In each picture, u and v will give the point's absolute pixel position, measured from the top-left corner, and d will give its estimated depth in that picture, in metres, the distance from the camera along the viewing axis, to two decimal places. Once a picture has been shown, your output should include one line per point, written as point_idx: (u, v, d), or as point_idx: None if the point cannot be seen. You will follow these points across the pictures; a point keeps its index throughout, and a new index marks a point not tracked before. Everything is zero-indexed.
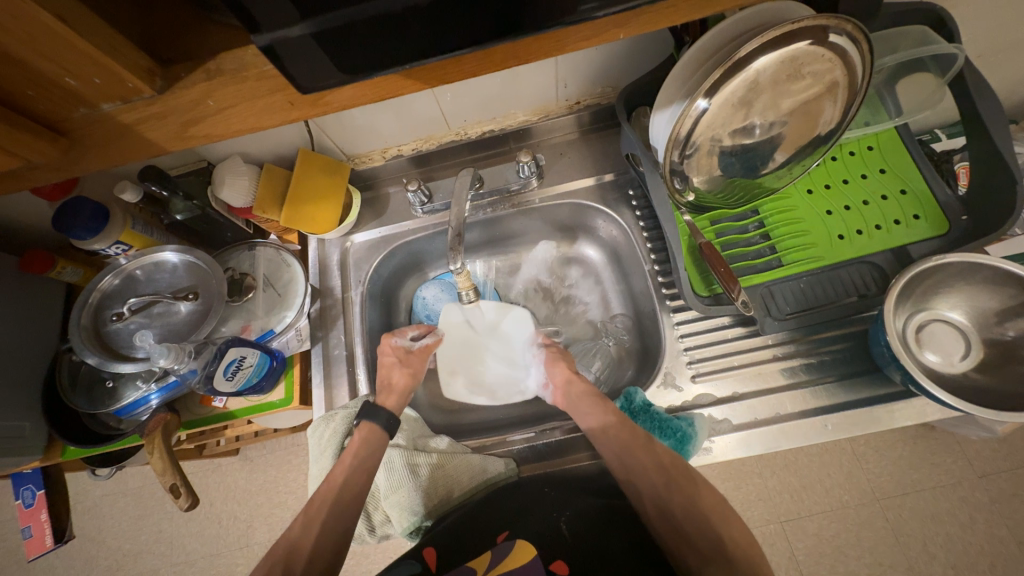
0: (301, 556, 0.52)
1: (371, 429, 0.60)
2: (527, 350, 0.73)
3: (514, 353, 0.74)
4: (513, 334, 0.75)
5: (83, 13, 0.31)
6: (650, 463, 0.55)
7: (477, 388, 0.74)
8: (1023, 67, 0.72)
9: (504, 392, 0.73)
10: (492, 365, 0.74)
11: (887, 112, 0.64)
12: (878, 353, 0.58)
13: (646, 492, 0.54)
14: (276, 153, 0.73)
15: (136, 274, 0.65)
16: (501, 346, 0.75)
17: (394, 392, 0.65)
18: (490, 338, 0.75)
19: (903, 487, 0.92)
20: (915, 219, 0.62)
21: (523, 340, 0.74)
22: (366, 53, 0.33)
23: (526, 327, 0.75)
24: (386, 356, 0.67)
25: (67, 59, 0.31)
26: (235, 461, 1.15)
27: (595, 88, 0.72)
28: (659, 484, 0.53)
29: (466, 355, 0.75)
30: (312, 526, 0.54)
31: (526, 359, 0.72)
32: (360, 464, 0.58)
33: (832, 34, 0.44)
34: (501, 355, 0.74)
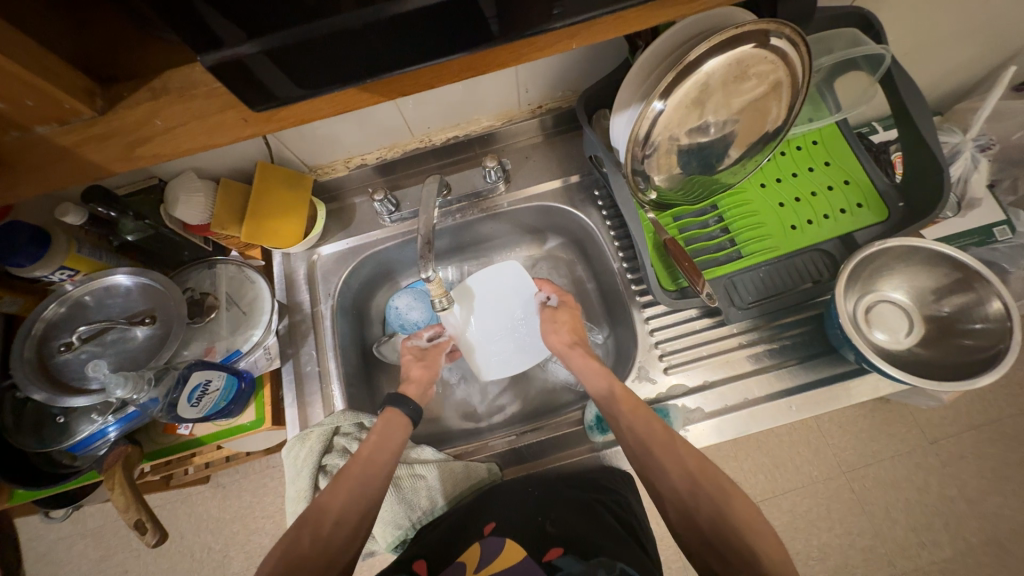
0: (323, 529, 0.51)
1: (398, 413, 0.62)
2: (533, 309, 0.74)
3: (519, 316, 0.75)
4: (511, 294, 0.75)
5: (6, 31, 0.29)
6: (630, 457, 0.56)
7: (491, 361, 0.74)
8: (944, 64, 0.79)
9: (519, 355, 0.74)
10: (500, 334, 0.75)
11: (828, 108, 0.69)
12: (833, 335, 0.61)
13: None
14: (233, 168, 0.70)
15: (84, 300, 0.61)
16: (503, 308, 0.75)
17: (414, 383, 0.68)
18: (489, 306, 0.75)
19: (865, 458, 0.98)
20: (858, 208, 0.66)
21: (525, 297, 0.75)
22: (323, 69, 0.32)
23: (519, 284, 0.75)
24: (404, 356, 0.72)
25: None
26: (205, 490, 1.09)
27: (556, 92, 0.74)
28: (666, 471, 0.52)
29: (473, 333, 0.75)
30: (339, 495, 0.53)
31: (533, 315, 0.74)
32: (379, 449, 0.58)
33: (773, 38, 0.47)
34: (506, 321, 0.75)
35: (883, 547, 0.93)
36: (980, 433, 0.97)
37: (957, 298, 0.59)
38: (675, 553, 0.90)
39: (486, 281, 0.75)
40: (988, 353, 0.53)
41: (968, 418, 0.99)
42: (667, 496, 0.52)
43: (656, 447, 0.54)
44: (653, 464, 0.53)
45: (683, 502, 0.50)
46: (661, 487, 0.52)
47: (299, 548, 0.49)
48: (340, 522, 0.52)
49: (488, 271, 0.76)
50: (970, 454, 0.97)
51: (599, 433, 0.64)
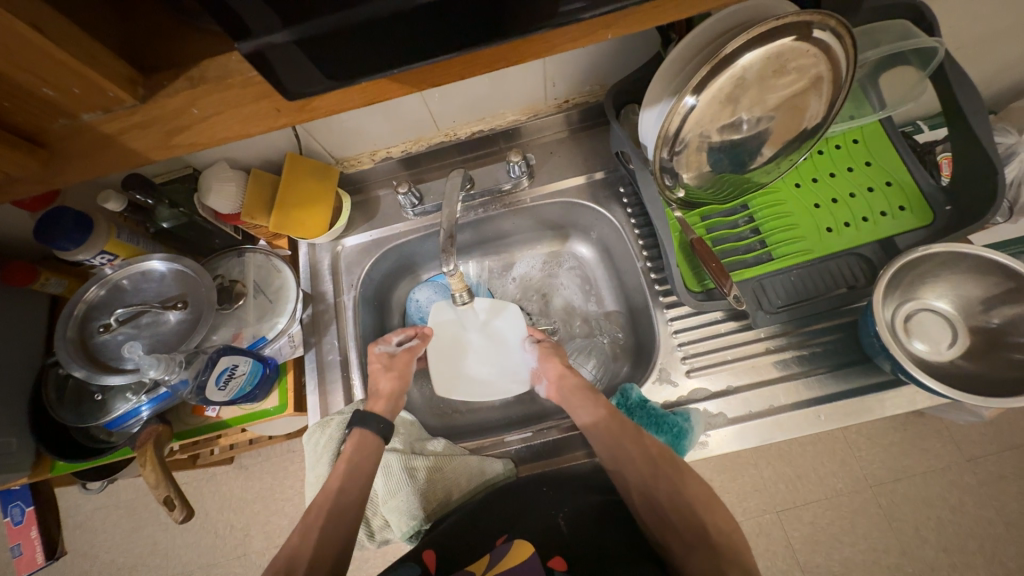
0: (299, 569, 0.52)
1: (368, 433, 0.61)
2: (521, 346, 0.74)
3: (508, 350, 0.74)
4: (504, 331, 0.75)
5: (56, 20, 0.30)
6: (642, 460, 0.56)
7: (472, 388, 0.73)
8: (1000, 59, 0.74)
9: (501, 388, 0.73)
10: (484, 364, 0.74)
11: (871, 106, 0.65)
12: (867, 343, 0.59)
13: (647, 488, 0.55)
14: (263, 158, 0.72)
15: (123, 284, 0.64)
16: (493, 343, 0.75)
17: (382, 397, 0.66)
18: (480, 338, 0.75)
19: (895, 473, 0.94)
20: (900, 211, 0.63)
21: (516, 337, 0.74)
22: (353, 60, 0.33)
23: (512, 323, 0.75)
24: (372, 364, 0.69)
25: (46, 69, 0.30)
26: (229, 470, 1.13)
27: (583, 86, 0.72)
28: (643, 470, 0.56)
29: (452, 356, 0.75)
30: (312, 532, 0.54)
31: (522, 357, 0.73)
32: (355, 470, 0.59)
33: (816, 30, 0.45)
34: (495, 352, 0.75)
35: (911, 566, 0.89)
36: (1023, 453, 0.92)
37: (1008, 309, 0.55)
38: None
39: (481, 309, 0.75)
40: None
41: (1010, 437, 0.93)
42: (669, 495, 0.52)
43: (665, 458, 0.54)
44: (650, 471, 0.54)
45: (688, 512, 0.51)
46: (640, 486, 0.55)
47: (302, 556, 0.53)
48: (328, 537, 0.54)
49: (484, 300, 0.76)
50: (1010, 475, 0.91)
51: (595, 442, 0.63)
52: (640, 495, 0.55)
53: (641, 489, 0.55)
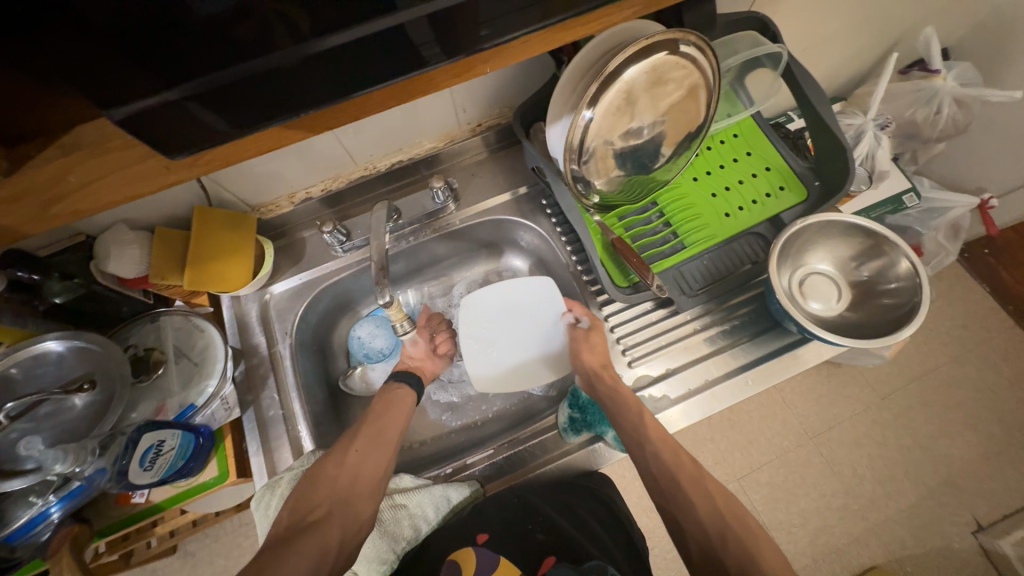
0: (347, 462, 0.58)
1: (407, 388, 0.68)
2: (560, 327, 0.71)
3: (544, 332, 0.72)
4: (537, 309, 0.72)
5: None
6: (670, 476, 0.54)
7: (505, 373, 0.71)
8: (837, 56, 0.88)
9: (538, 371, 0.71)
10: (521, 347, 0.72)
11: (742, 103, 0.74)
12: (774, 309, 0.66)
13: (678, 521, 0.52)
14: (169, 215, 0.68)
15: (10, 373, 0.56)
16: (526, 321, 0.73)
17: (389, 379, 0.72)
18: (513, 317, 0.73)
19: (827, 422, 1.05)
20: (781, 190, 0.72)
21: (552, 316, 0.71)
22: (253, 110, 0.32)
23: (548, 300, 0.72)
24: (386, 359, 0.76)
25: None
26: (173, 561, 1.01)
27: (493, 109, 0.76)
28: (705, 510, 0.52)
29: (487, 345, 0.72)
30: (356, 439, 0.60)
31: (559, 339, 0.71)
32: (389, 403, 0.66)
33: (682, 45, 0.51)
34: (533, 337, 0.72)
35: (855, 503, 0.99)
36: (921, 383, 1.07)
37: (873, 263, 0.65)
38: (667, 544, 0.91)
39: (512, 293, 0.73)
40: (906, 308, 0.59)
41: (910, 371, 1.08)
42: (688, 520, 0.51)
43: (684, 475, 0.54)
44: (691, 500, 0.53)
45: (710, 540, 0.50)
46: (686, 519, 0.52)
47: (327, 474, 0.57)
48: (368, 444, 0.60)
49: (518, 282, 0.74)
50: (916, 404, 1.05)
51: (572, 434, 0.64)
52: (689, 525, 0.51)
53: (688, 517, 0.52)
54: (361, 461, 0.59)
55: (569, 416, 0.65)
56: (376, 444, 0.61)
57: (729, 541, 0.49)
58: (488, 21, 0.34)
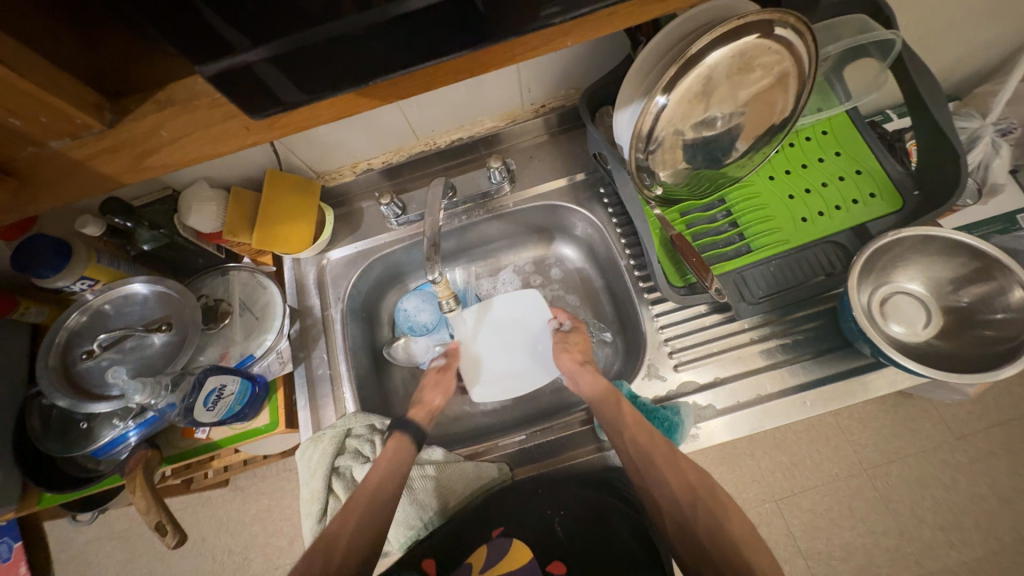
0: (336, 553, 0.52)
1: (406, 439, 0.61)
2: (546, 333, 0.74)
3: (531, 339, 0.75)
4: (524, 318, 0.76)
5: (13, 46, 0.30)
6: (672, 468, 0.53)
7: (506, 384, 0.73)
8: (960, 48, 0.77)
9: (528, 376, 0.73)
10: (511, 357, 0.75)
11: (836, 97, 0.67)
12: (847, 328, 0.60)
13: (664, 506, 0.52)
14: (244, 176, 0.72)
15: (104, 309, 0.63)
16: (514, 331, 0.75)
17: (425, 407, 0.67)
18: (502, 328, 0.76)
19: (888, 455, 0.96)
20: (871, 197, 0.65)
21: (537, 323, 0.75)
22: (328, 75, 0.33)
23: (534, 310, 0.76)
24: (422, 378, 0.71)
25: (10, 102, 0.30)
26: (225, 493, 1.12)
27: (558, 90, 0.74)
28: (679, 494, 0.52)
29: (479, 357, 0.75)
30: (349, 520, 0.54)
31: (545, 344, 0.74)
32: (390, 469, 0.58)
33: (777, 28, 0.46)
34: (520, 345, 0.75)
35: (909, 546, 0.91)
36: (1008, 428, 0.95)
37: (976, 288, 0.57)
38: None
39: (501, 305, 0.76)
40: (1010, 344, 0.51)
41: (996, 413, 0.96)
42: (666, 507, 0.52)
43: (661, 461, 0.54)
44: (667, 486, 0.52)
45: (684, 516, 0.51)
46: (663, 500, 0.52)
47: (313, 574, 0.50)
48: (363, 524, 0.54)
49: (506, 296, 0.77)
50: (999, 450, 0.94)
51: (608, 433, 0.62)
52: (666, 510, 0.52)
53: (665, 497, 0.52)
54: (353, 547, 0.53)
55: None
56: (370, 522, 0.54)
57: (698, 514, 0.50)
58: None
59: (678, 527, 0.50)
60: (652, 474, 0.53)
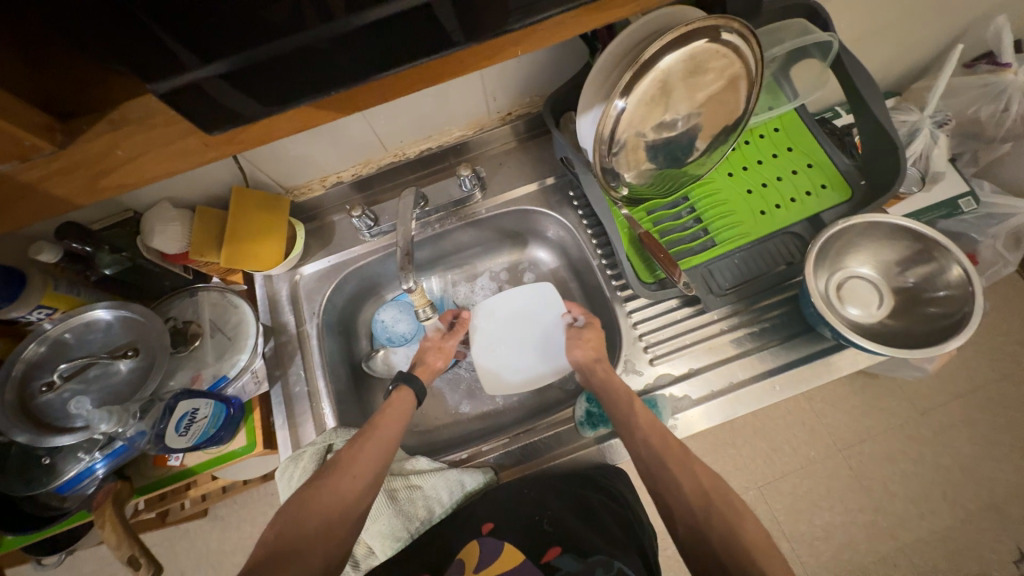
0: (343, 476, 0.53)
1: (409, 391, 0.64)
2: (559, 329, 0.73)
3: (545, 333, 0.74)
4: (538, 312, 0.74)
5: None
6: (663, 459, 0.54)
7: (512, 378, 0.72)
8: (894, 48, 0.82)
9: (538, 371, 0.72)
10: (523, 350, 0.73)
11: (786, 96, 0.70)
12: (808, 313, 0.63)
13: (677, 511, 0.51)
14: (209, 194, 0.71)
15: (65, 338, 0.61)
16: (527, 324, 0.74)
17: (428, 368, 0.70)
18: (515, 320, 0.75)
19: (859, 434, 1.00)
20: (822, 189, 0.68)
21: (551, 319, 0.74)
22: (289, 87, 0.33)
23: (548, 305, 0.74)
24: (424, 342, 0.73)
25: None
26: (203, 523, 1.07)
27: (523, 98, 0.75)
28: (691, 498, 0.51)
29: (491, 346, 0.74)
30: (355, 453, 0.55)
31: (557, 340, 0.73)
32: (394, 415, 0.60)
33: (724, 32, 0.49)
34: (532, 338, 0.74)
35: (885, 521, 0.95)
36: (966, 400, 1.00)
37: (921, 268, 0.61)
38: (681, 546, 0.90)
39: (516, 296, 0.75)
40: (954, 319, 0.55)
41: (954, 387, 1.01)
42: (679, 511, 0.51)
43: (672, 464, 0.53)
44: (679, 490, 0.52)
45: (696, 521, 0.49)
46: (675, 506, 0.51)
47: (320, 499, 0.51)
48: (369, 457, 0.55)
49: (522, 288, 0.75)
50: (960, 422, 0.99)
51: (589, 429, 0.64)
52: (680, 517, 0.51)
53: (678, 502, 0.51)
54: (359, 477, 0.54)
55: (588, 409, 0.65)
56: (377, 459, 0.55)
57: (711, 520, 0.49)
58: (517, 6, 0.33)
59: (689, 532, 0.49)
60: (662, 473, 0.53)
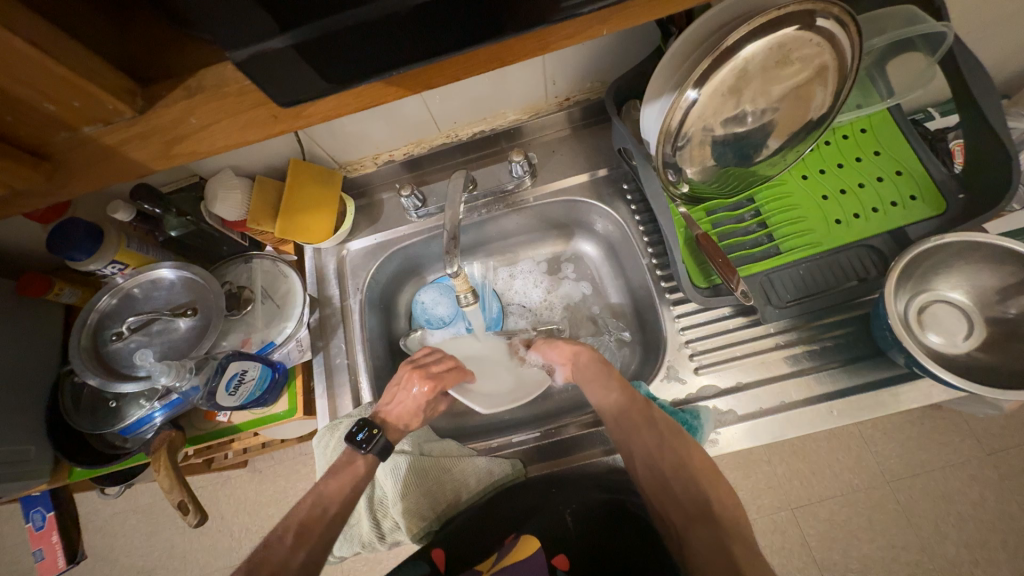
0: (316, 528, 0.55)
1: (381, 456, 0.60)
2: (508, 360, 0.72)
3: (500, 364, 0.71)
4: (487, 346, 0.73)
5: (26, 14, 0.28)
6: (624, 412, 0.58)
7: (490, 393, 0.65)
8: (1014, 42, 0.72)
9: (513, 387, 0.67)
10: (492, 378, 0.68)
11: (878, 93, 0.63)
12: (880, 336, 0.57)
13: (636, 451, 0.56)
14: (268, 165, 0.73)
15: (134, 292, 0.65)
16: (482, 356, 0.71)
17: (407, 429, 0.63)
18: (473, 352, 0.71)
19: (912, 468, 0.92)
20: (911, 200, 0.61)
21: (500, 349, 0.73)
22: (351, 63, 0.32)
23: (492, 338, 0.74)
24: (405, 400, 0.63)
25: (35, 81, 0.29)
26: (243, 473, 1.15)
27: (584, 83, 0.72)
28: (648, 438, 0.56)
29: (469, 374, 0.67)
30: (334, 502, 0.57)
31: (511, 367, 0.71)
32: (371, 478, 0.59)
33: (818, 19, 0.44)
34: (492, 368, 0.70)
35: (931, 563, 0.87)
36: None
37: None
38: None
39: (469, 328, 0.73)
40: None
41: None
42: (639, 454, 0.56)
43: (635, 414, 0.58)
44: (640, 435, 0.57)
45: (651, 457, 0.56)
46: (635, 448, 0.56)
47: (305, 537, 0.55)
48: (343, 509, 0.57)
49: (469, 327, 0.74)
50: None
51: None
52: (638, 455, 0.56)
53: (637, 445, 0.56)
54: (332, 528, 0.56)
55: None
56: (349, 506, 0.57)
57: (665, 454, 0.55)
58: None
59: (647, 470, 0.56)
60: (626, 425, 0.58)
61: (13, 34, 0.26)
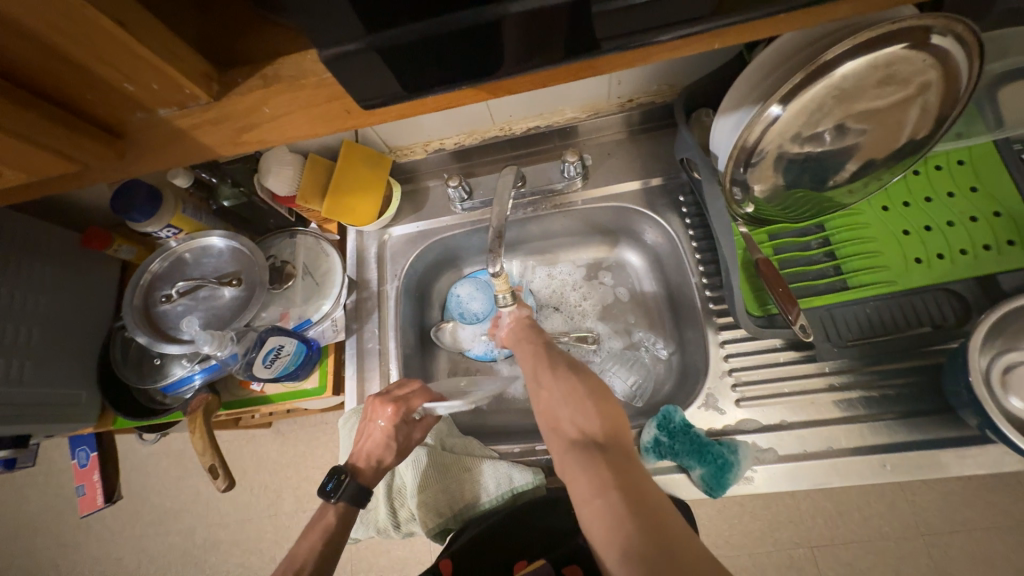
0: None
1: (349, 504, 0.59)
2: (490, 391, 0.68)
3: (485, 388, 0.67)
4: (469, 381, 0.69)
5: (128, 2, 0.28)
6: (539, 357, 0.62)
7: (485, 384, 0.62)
8: None
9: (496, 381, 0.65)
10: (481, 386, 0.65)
11: (984, 125, 0.58)
12: (952, 392, 0.52)
13: (541, 391, 0.58)
14: (321, 144, 0.73)
15: (185, 257, 0.68)
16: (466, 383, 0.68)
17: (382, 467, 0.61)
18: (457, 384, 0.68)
19: (951, 524, 0.85)
20: (1008, 245, 0.55)
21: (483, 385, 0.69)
22: (430, 71, 0.30)
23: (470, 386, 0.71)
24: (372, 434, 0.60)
25: (118, 59, 0.28)
26: (267, 434, 1.20)
27: (650, 85, 0.68)
28: (551, 373, 0.59)
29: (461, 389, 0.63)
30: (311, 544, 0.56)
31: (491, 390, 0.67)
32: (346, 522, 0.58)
33: (935, 36, 0.39)
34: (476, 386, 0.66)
35: None
36: None
37: None
38: None
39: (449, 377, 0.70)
40: None
41: None
42: (542, 387, 0.59)
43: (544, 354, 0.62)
44: (545, 371, 0.60)
45: (552, 394, 0.57)
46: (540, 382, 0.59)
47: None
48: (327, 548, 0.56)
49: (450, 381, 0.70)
50: None
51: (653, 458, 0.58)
52: (543, 392, 0.58)
53: (542, 384, 0.59)
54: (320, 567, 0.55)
55: (656, 437, 0.59)
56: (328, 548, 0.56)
57: (564, 388, 0.57)
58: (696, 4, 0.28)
59: (548, 407, 0.56)
60: (537, 367, 0.61)
61: (99, 11, 0.26)
